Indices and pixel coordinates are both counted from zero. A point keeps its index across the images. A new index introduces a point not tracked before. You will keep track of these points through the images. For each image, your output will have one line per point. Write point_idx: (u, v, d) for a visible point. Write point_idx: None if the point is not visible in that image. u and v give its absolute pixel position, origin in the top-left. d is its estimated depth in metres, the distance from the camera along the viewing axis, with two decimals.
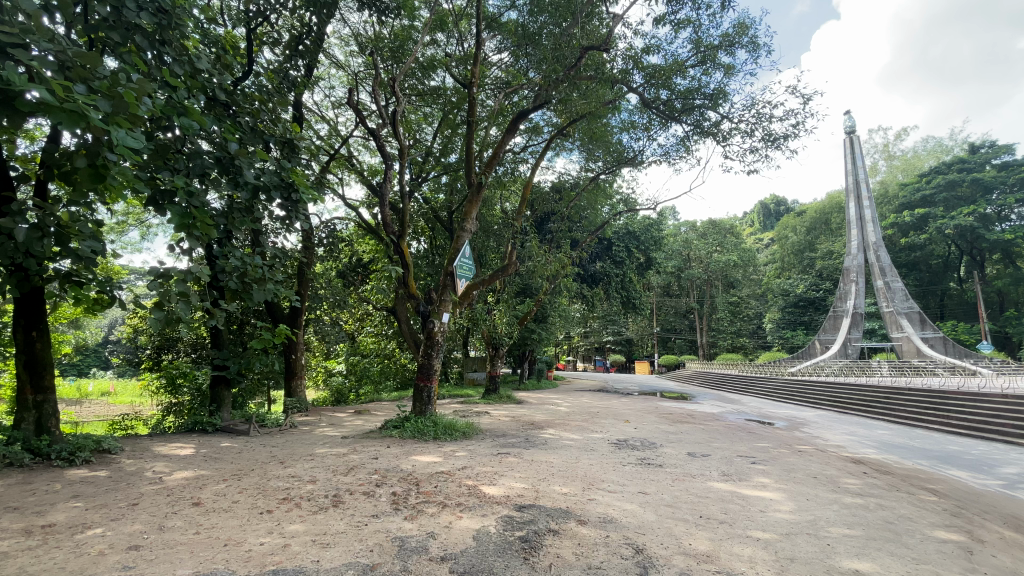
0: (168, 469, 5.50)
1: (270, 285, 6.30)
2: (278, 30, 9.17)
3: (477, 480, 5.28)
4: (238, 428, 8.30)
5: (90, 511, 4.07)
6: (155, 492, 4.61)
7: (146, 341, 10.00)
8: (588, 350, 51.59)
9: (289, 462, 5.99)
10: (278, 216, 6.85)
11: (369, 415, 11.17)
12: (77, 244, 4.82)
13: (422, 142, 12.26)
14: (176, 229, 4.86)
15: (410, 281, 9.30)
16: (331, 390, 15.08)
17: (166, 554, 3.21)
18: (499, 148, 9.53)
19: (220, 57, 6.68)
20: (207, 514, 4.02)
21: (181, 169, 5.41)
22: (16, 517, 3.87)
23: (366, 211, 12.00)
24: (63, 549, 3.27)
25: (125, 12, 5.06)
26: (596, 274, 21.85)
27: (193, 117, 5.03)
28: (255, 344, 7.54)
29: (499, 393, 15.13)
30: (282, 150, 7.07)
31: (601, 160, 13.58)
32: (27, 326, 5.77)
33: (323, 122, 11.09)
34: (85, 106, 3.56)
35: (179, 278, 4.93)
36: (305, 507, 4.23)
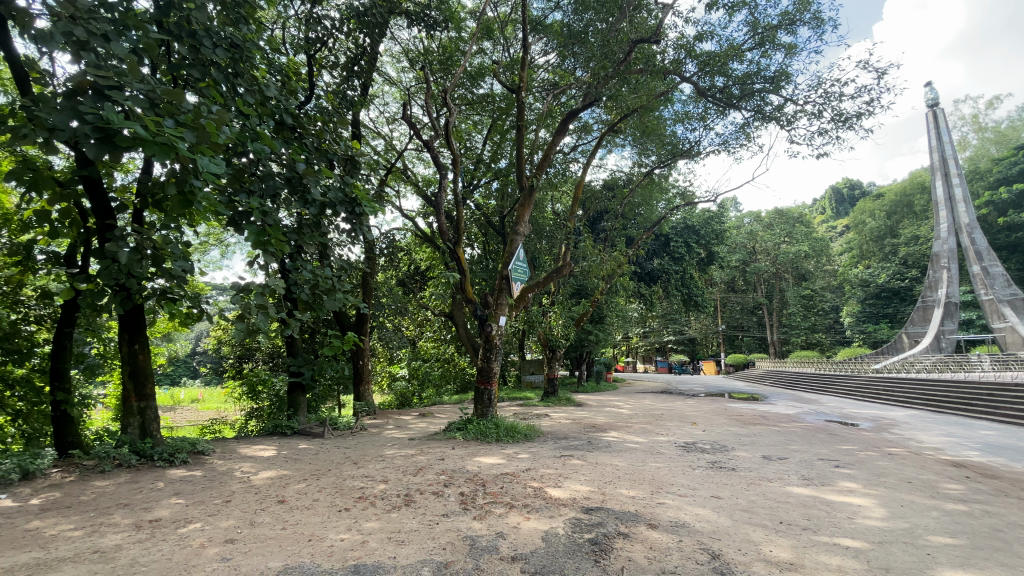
0: (255, 469, 5.93)
1: (338, 295, 6.66)
2: (335, 54, 9.65)
3: (542, 482, 5.28)
4: (314, 431, 8.80)
5: (190, 507, 4.46)
6: (245, 490, 4.99)
7: (229, 351, 10.80)
8: (647, 351, 50.29)
9: (362, 463, 6.26)
10: (343, 231, 7.22)
11: (433, 418, 11.45)
12: (170, 265, 5.37)
13: (473, 149, 12.43)
14: (253, 246, 5.28)
15: (467, 286, 9.25)
16: (395, 394, 15.57)
17: (259, 548, 3.46)
18: (549, 149, 9.44)
19: (286, 83, 7.12)
20: (291, 511, 4.29)
21: (256, 190, 5.85)
22: (128, 512, 4.31)
23: (422, 220, 12.37)
24: (170, 541, 3.60)
25: (203, 51, 5.63)
26: (655, 271, 21.25)
27: (264, 141, 5.47)
28: (326, 350, 7.96)
29: (558, 396, 15.04)
30: (345, 166, 7.43)
31: (655, 154, 13.27)
32: (131, 340, 6.40)
33: (380, 137, 11.54)
34: (174, 138, 4.01)
35: (258, 291, 5.36)
36: (379, 505, 4.42)
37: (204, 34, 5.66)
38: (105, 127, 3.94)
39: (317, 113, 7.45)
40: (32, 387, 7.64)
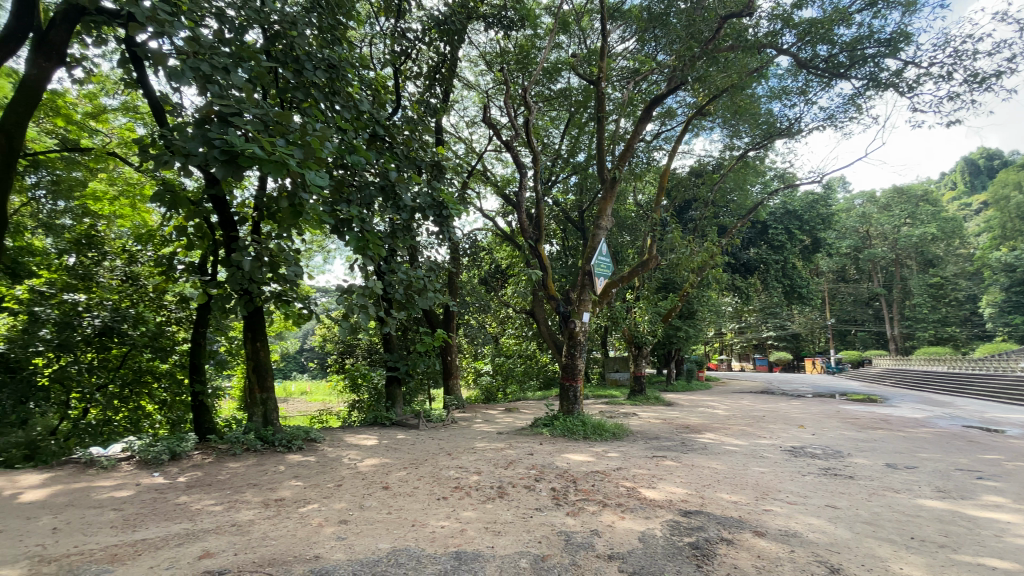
0: (360, 457, 6.40)
1: (430, 294, 6.96)
2: (419, 64, 10.10)
3: (635, 482, 5.15)
4: (409, 423, 9.32)
5: (307, 489, 4.93)
6: (353, 475, 5.41)
7: (332, 348, 11.76)
8: (742, 348, 47.03)
9: (455, 454, 6.51)
10: (431, 233, 7.55)
11: (519, 413, 11.61)
12: (285, 270, 5.97)
13: (551, 146, 12.38)
14: (354, 251, 5.73)
15: (549, 282, 9.25)
16: (481, 389, 16.02)
17: (369, 529, 3.73)
18: (633, 138, 9.13)
19: (377, 97, 7.56)
20: (395, 497, 4.58)
21: (355, 200, 6.27)
22: (257, 491, 4.85)
23: (502, 219, 12.56)
24: (293, 519, 4.00)
25: (306, 73, 6.15)
26: (751, 261, 19.84)
27: (360, 153, 5.87)
28: (419, 347, 8.39)
29: (647, 394, 14.59)
30: (432, 171, 7.74)
31: (748, 136, 12.41)
32: (253, 338, 7.19)
33: (461, 142, 11.87)
34: (286, 156, 4.47)
35: (359, 293, 5.78)
36: (475, 496, 4.57)
37: (305, 58, 6.20)
38: (230, 150, 4.43)
39: (404, 120, 7.82)
40: (176, 380, 8.84)
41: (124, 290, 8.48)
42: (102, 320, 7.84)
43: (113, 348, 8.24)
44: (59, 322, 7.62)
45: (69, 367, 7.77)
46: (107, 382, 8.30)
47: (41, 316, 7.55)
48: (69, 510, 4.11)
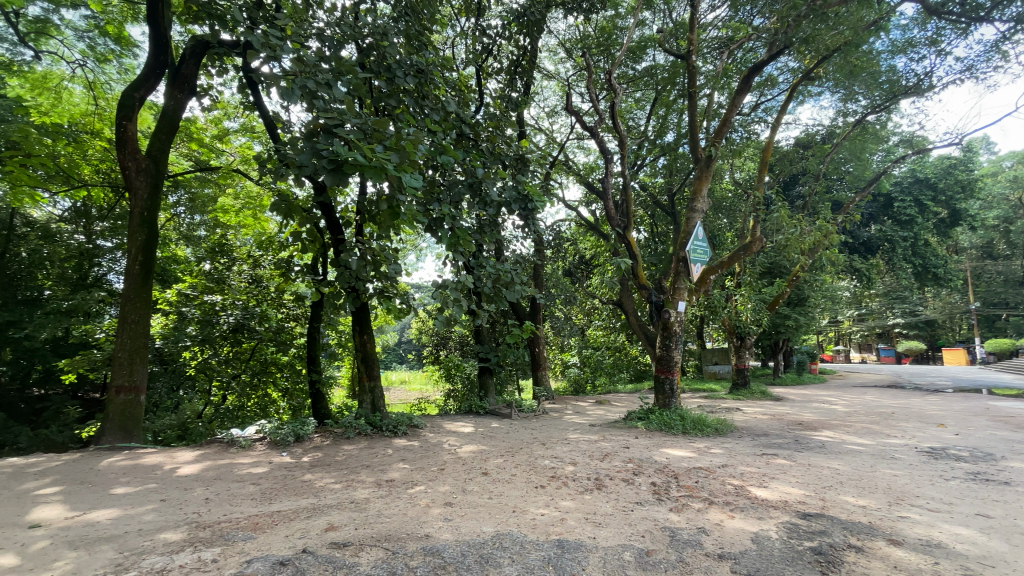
0: (459, 443, 6.68)
1: (517, 287, 7.04)
2: (500, 60, 10.21)
3: (743, 480, 4.83)
4: (503, 412, 9.54)
5: (414, 472, 5.25)
6: (454, 461, 5.66)
7: (428, 340, 12.36)
8: (862, 338, 42.16)
9: (549, 444, 6.56)
10: (518, 227, 7.60)
11: (611, 406, 11.40)
12: (387, 268, 6.43)
13: (636, 129, 11.89)
14: (447, 249, 6.03)
15: (640, 271, 8.89)
16: (569, 381, 15.95)
17: (473, 513, 3.89)
18: (730, 111, 8.47)
19: (462, 97, 7.77)
20: (494, 482, 4.72)
21: (446, 198, 6.50)
22: (370, 472, 5.26)
23: (586, 209, 12.35)
24: (403, 499, 4.28)
25: (398, 80, 6.48)
26: (873, 239, 17.68)
27: (450, 153, 6.07)
28: (508, 339, 8.53)
29: (751, 388, 13.60)
30: (516, 165, 7.78)
31: (865, 98, 11.03)
32: (361, 332, 7.80)
33: (542, 133, 11.82)
34: (384, 161, 4.80)
35: (452, 286, 6.01)
36: (572, 486, 4.58)
37: (395, 66, 6.49)
38: (336, 159, 4.83)
39: (487, 115, 7.89)
40: (295, 370, 9.83)
41: (252, 290, 9.58)
42: (235, 318, 9.09)
43: (244, 343, 9.40)
44: (202, 319, 8.88)
45: (210, 359, 9.23)
46: (240, 372, 9.49)
47: (187, 315, 8.88)
48: (218, 483, 4.75)
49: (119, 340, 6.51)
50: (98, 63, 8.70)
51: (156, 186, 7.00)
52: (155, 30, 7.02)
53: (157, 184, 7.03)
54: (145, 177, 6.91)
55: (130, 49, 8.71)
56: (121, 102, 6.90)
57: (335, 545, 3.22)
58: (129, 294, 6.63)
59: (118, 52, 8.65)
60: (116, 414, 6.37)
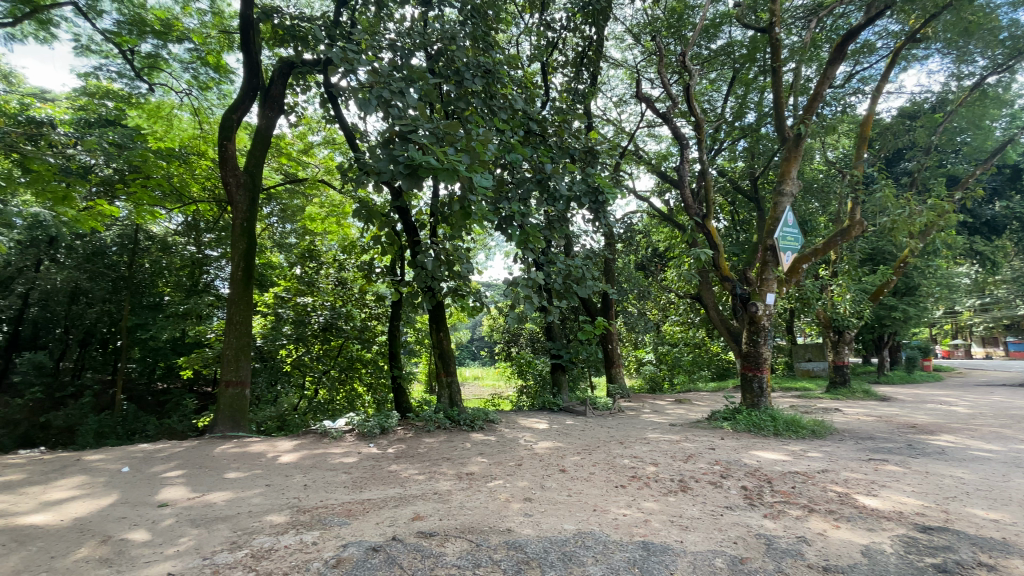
0: (535, 440, 6.70)
1: (589, 283, 6.88)
2: (566, 53, 10.08)
3: (847, 488, 4.41)
4: (577, 410, 9.44)
5: (492, 466, 5.33)
6: (532, 457, 5.68)
7: (500, 337, 12.52)
8: (985, 331, 37.17)
9: (628, 443, 6.39)
10: (589, 221, 7.45)
11: (692, 405, 10.90)
12: (459, 267, 6.67)
13: (712, 112, 11.24)
14: (517, 246, 6.05)
15: (722, 262, 8.39)
16: (645, 378, 15.51)
17: (553, 509, 3.88)
18: (821, 85, 7.76)
19: (529, 93, 7.75)
20: (573, 480, 4.68)
21: (515, 196, 6.51)
22: (450, 465, 5.42)
23: (658, 199, 11.90)
24: (483, 492, 4.36)
25: (466, 82, 6.58)
26: (998, 218, 15.50)
27: (519, 151, 6.07)
28: (581, 336, 8.42)
29: (851, 387, 12.43)
30: (586, 158, 7.63)
31: (986, 57, 9.66)
32: (437, 329, 8.07)
33: (610, 123, 11.53)
34: (455, 163, 4.92)
35: (524, 283, 6.03)
36: (655, 487, 4.43)
37: (463, 69, 6.59)
38: (411, 163, 4.99)
39: (554, 109, 7.81)
40: (378, 365, 10.30)
41: (337, 291, 10.21)
42: (325, 318, 9.89)
43: (332, 340, 10.12)
44: (296, 319, 9.83)
45: (303, 355, 10.08)
46: (329, 368, 10.20)
47: (283, 315, 9.89)
48: (314, 471, 5.12)
49: (227, 340, 7.20)
50: (201, 90, 9.61)
51: (253, 199, 7.65)
52: (248, 57, 7.66)
53: (254, 197, 7.68)
54: (244, 191, 7.58)
55: (227, 75, 9.57)
56: (222, 125, 7.63)
57: (422, 534, 3.34)
58: (235, 298, 7.31)
59: (217, 79, 9.51)
60: (226, 406, 7.05)
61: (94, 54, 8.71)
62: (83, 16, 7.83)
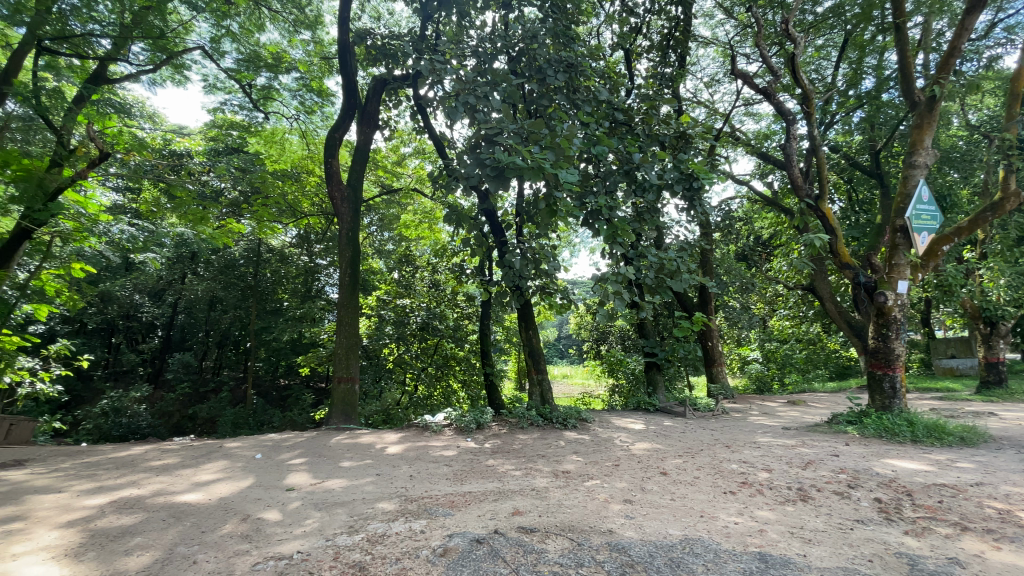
0: (632, 440, 6.49)
1: (684, 276, 6.61)
2: (651, 36, 9.66)
3: (1013, 505, 3.74)
4: (676, 410, 8.99)
5: (589, 465, 5.25)
6: (629, 457, 5.51)
7: (589, 334, 12.29)
8: None
9: (735, 447, 5.96)
10: (682, 210, 7.06)
11: (807, 406, 9.90)
12: (547, 264, 6.68)
13: (820, 82, 10.15)
14: (606, 241, 5.91)
15: (841, 248, 7.54)
16: (750, 378, 14.39)
17: (656, 513, 3.72)
18: (959, 37, 6.67)
19: (614, 82, 7.52)
20: (676, 483, 4.46)
21: (602, 189, 6.35)
22: (546, 462, 5.43)
23: (760, 182, 10.98)
24: (581, 491, 4.30)
25: (548, 79, 6.55)
26: None
27: (606, 142, 5.90)
28: (677, 332, 8.00)
29: (1011, 388, 10.55)
30: (678, 144, 7.22)
31: None
32: (526, 327, 8.12)
33: (702, 106, 10.86)
34: (541, 161, 4.92)
35: (614, 278, 5.86)
36: (770, 495, 4.07)
37: (545, 66, 6.53)
38: (497, 165, 5.07)
39: (640, 97, 7.47)
40: (471, 363, 10.64)
41: (432, 293, 10.69)
42: (422, 317, 10.43)
43: (428, 339, 10.62)
44: (396, 319, 10.49)
45: (403, 353, 10.70)
46: (426, 365, 10.71)
47: (385, 317, 10.56)
48: (418, 463, 5.39)
49: (338, 340, 7.84)
50: (308, 114, 10.46)
51: (356, 209, 8.25)
52: (347, 79, 8.28)
53: (356, 208, 8.28)
54: (347, 203, 8.20)
55: (329, 98, 10.36)
56: (326, 144, 8.31)
57: (523, 530, 3.36)
58: (343, 301, 7.94)
59: (321, 102, 10.32)
60: (339, 401, 7.67)
61: (219, 90, 9.92)
62: (209, 57, 8.96)
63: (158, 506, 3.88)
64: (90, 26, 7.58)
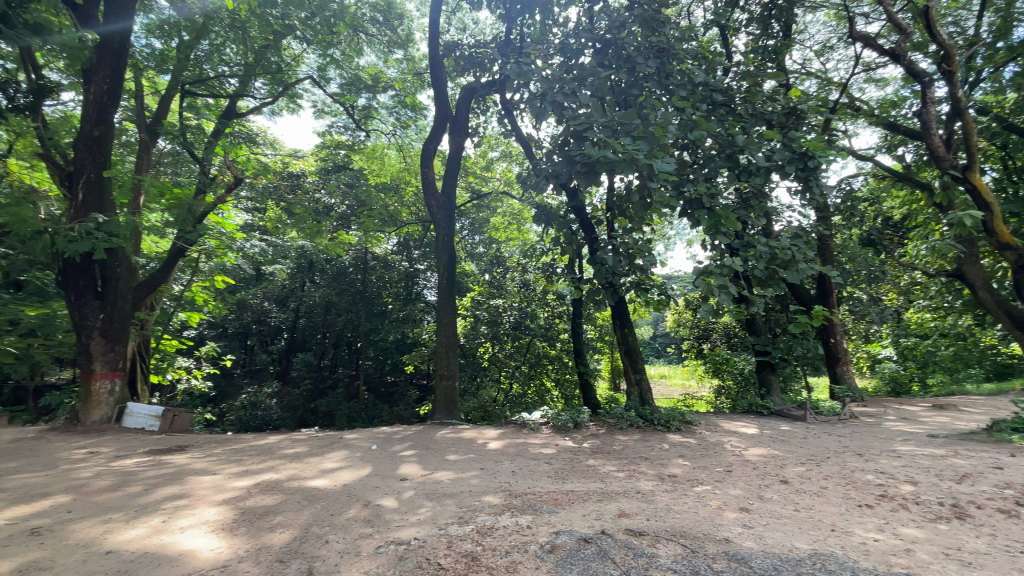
0: (744, 445, 6.05)
1: (801, 266, 5.87)
2: (749, 9, 8.95)
3: None
4: (794, 413, 8.21)
5: (697, 469, 4.98)
6: (743, 463, 5.13)
7: (689, 332, 11.71)
8: None
9: (869, 455, 5.30)
10: (794, 193, 6.43)
11: (960, 412, 8.51)
12: (642, 259, 6.46)
13: (962, 34, 8.72)
14: (707, 231, 5.56)
15: (1000, 226, 6.43)
16: (883, 378, 12.72)
17: (777, 523, 3.43)
18: None
19: (709, 62, 7.07)
20: (799, 493, 4.07)
21: (700, 177, 6.00)
22: (651, 464, 5.24)
23: (887, 156, 9.69)
24: (691, 496, 4.08)
25: (638, 67, 6.32)
26: None
27: (703, 127, 5.55)
28: (793, 328, 7.29)
29: None
30: (788, 122, 6.59)
31: None
32: (622, 325, 7.92)
33: (811, 77, 9.84)
34: (634, 152, 4.77)
35: (718, 272, 5.49)
36: (917, 511, 3.55)
37: (635, 54, 6.33)
38: (588, 160, 4.99)
39: (740, 74, 6.95)
40: (564, 362, 10.63)
41: (524, 293, 10.82)
42: (515, 317, 10.62)
43: (521, 339, 10.79)
44: (491, 320, 10.79)
45: (498, 352, 10.97)
46: (520, 364, 10.86)
47: (479, 317, 10.93)
48: (519, 459, 5.48)
49: (439, 339, 8.23)
50: (404, 129, 11.15)
51: (450, 214, 8.60)
52: (439, 91, 8.67)
53: (451, 213, 8.63)
54: (441, 208, 8.57)
55: (422, 111, 10.92)
56: (422, 154, 8.78)
57: (632, 532, 3.27)
58: (442, 302, 8.32)
59: (415, 116, 10.91)
60: (441, 397, 8.04)
61: (327, 114, 10.90)
62: (318, 85, 9.90)
63: (294, 489, 4.35)
64: (223, 69, 8.72)
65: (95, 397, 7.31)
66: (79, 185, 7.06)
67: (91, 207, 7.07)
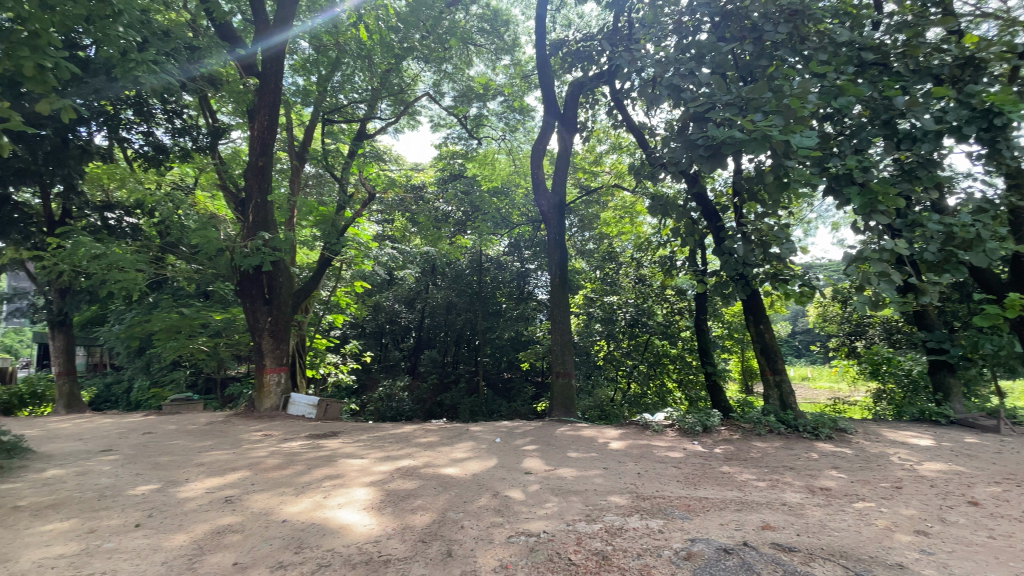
0: (917, 458, 5.16)
1: (991, 246, 4.84)
2: None
3: None
4: (983, 423, 6.83)
5: (856, 483, 4.36)
6: (916, 479, 4.38)
7: (841, 328, 10.43)
8: None
9: None
10: (975, 159, 5.34)
11: None
12: (778, 247, 5.85)
13: None
14: (858, 211, 4.85)
15: None
16: None
17: (968, 551, 2.87)
18: None
19: (854, 18, 6.16)
20: (997, 518, 3.36)
21: (848, 150, 5.26)
22: (796, 475, 4.71)
23: None
24: (851, 513, 3.58)
25: (766, 36, 5.73)
26: None
27: (851, 92, 4.85)
28: (981, 321, 6.05)
29: None
30: (963, 74, 5.49)
31: None
32: (756, 321, 7.30)
33: (992, 16, 8.11)
34: (767, 129, 4.33)
35: (876, 257, 4.75)
36: None
37: (762, 22, 5.74)
38: (710, 143, 4.67)
39: (894, 26, 5.95)
40: (687, 361, 10.07)
41: (641, 289, 10.45)
42: (632, 314, 10.34)
43: (639, 337, 10.45)
44: (605, 317, 10.63)
45: (614, 351, 10.75)
46: (638, 363, 10.52)
47: (594, 314, 10.83)
48: (644, 461, 5.29)
49: (555, 336, 8.29)
50: (513, 133, 11.43)
51: (561, 212, 8.62)
52: (545, 92, 8.75)
53: (562, 211, 8.65)
54: (551, 207, 8.64)
55: (530, 113, 11.10)
56: (532, 155, 8.93)
57: (779, 547, 2.96)
58: (557, 300, 8.35)
59: (523, 119, 11.14)
60: (559, 395, 8.07)
61: (443, 126, 11.59)
62: (434, 100, 10.58)
63: (429, 476, 4.68)
64: (355, 96, 9.71)
65: (267, 388, 8.63)
66: (250, 208, 8.33)
67: (259, 227, 8.32)
